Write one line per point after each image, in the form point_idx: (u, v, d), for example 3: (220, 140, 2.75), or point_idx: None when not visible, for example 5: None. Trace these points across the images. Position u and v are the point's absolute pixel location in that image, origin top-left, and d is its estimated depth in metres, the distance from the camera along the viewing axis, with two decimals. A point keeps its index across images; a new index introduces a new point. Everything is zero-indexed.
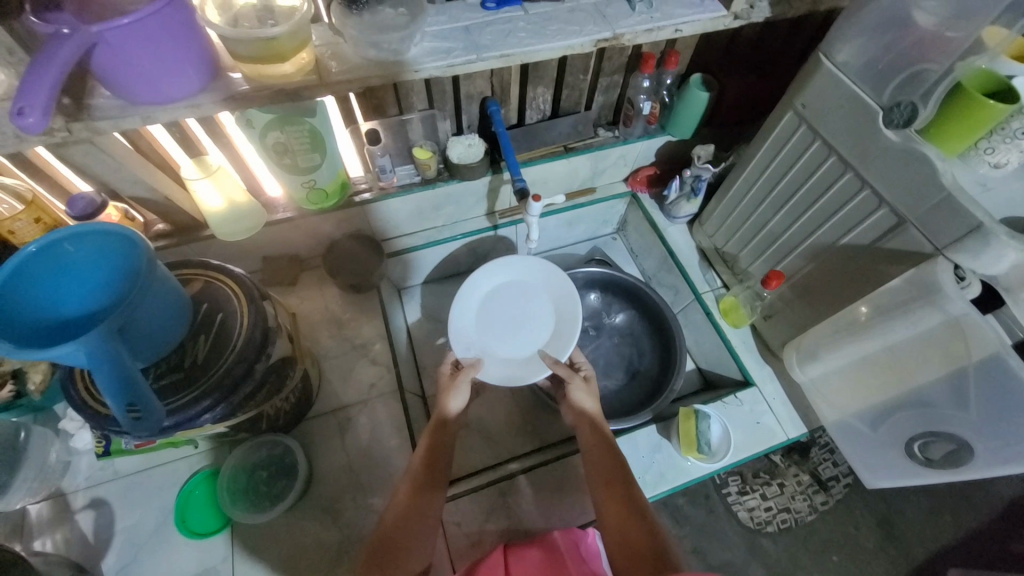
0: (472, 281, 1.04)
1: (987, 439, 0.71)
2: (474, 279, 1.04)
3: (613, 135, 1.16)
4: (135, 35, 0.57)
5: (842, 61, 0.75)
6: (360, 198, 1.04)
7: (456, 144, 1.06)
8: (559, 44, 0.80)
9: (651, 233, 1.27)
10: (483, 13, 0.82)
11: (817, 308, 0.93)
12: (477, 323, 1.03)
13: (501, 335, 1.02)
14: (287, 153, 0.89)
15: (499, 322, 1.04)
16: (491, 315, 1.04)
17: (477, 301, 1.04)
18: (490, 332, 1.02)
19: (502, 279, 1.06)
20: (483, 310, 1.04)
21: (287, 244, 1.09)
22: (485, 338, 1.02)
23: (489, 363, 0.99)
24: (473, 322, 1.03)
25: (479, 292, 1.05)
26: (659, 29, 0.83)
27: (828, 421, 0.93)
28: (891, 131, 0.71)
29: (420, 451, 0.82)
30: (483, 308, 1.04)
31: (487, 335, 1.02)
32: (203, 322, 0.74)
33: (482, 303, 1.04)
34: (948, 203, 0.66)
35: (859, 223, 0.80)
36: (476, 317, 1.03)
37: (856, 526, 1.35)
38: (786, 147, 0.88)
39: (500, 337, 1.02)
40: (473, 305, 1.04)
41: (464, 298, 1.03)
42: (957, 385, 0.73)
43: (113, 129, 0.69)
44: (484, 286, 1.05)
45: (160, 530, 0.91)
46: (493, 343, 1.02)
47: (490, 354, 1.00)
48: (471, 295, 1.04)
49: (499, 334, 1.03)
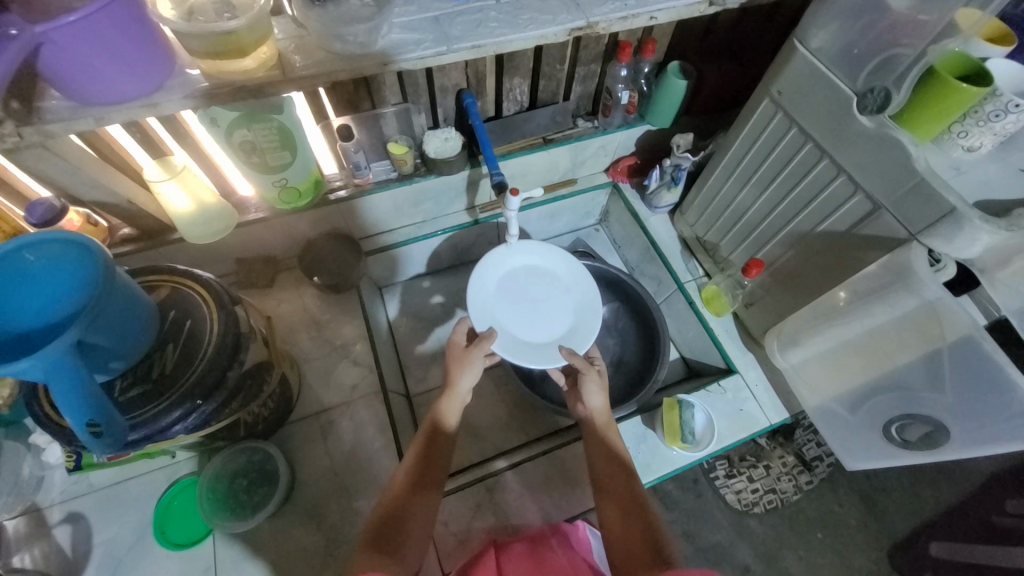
0: (476, 280, 1.00)
1: (962, 420, 0.72)
2: (477, 276, 1.01)
3: (592, 125, 1.15)
4: (81, 32, 0.54)
5: (816, 46, 0.74)
6: (335, 196, 1.02)
7: (432, 138, 1.03)
8: (531, 34, 0.78)
9: (633, 224, 1.26)
10: (453, 3, 0.80)
11: (795, 295, 0.93)
12: (495, 300, 1.02)
13: (515, 318, 1.01)
14: (256, 152, 0.86)
15: (515, 303, 1.03)
16: (508, 295, 1.03)
17: (494, 281, 1.04)
18: (505, 317, 1.01)
19: (501, 272, 1.05)
20: (502, 291, 1.04)
21: (261, 244, 1.06)
22: (500, 316, 1.01)
23: (503, 340, 0.97)
24: (491, 300, 1.01)
25: (496, 273, 1.04)
26: (634, 17, 0.81)
27: (809, 406, 0.93)
28: (865, 117, 0.71)
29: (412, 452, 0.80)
30: (501, 288, 1.04)
31: (503, 315, 1.01)
32: (172, 330, 0.72)
33: (500, 283, 1.04)
34: (921, 188, 0.66)
35: (835, 209, 0.80)
36: (493, 295, 1.02)
37: (840, 504, 1.38)
38: (762, 134, 0.88)
39: (515, 317, 1.02)
40: (492, 284, 1.03)
41: (475, 288, 1.00)
42: (931, 367, 0.74)
43: (65, 132, 0.66)
44: (495, 271, 1.04)
45: (141, 542, 0.89)
46: (507, 323, 1.00)
47: (505, 332, 0.99)
48: (489, 274, 1.03)
49: (514, 315, 1.02)
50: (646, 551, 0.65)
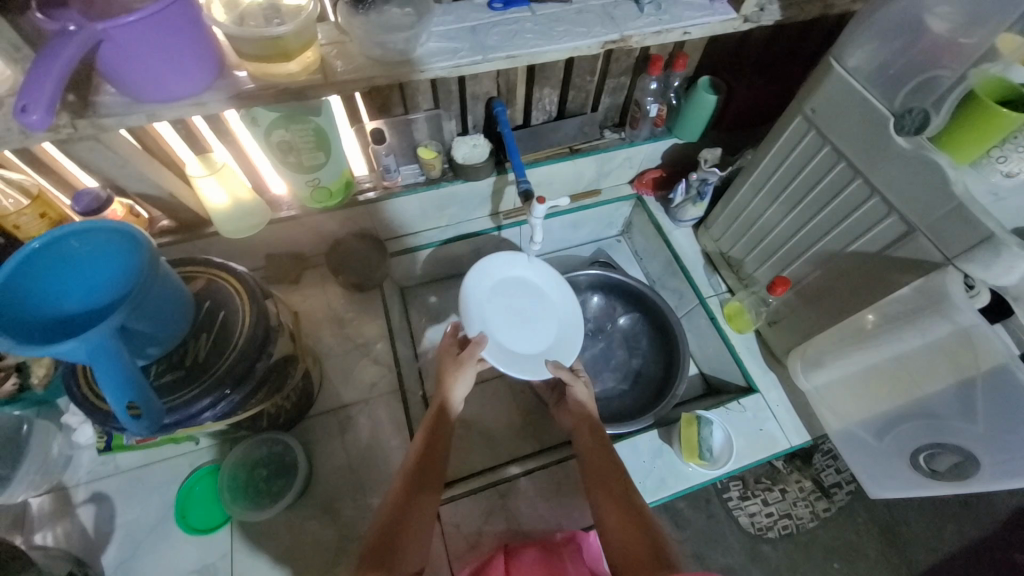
0: (472, 278, 1.01)
1: (993, 452, 0.70)
2: (475, 272, 1.02)
3: (619, 137, 1.15)
4: (142, 33, 0.57)
5: (853, 65, 0.74)
6: (364, 197, 1.04)
7: (461, 144, 1.05)
8: (565, 46, 0.79)
9: (656, 236, 1.26)
10: (489, 13, 0.82)
11: (821, 315, 0.92)
12: (489, 299, 1.03)
13: (506, 326, 1.01)
14: (292, 151, 0.89)
15: (506, 310, 1.03)
16: (501, 301, 1.04)
17: (492, 279, 1.05)
18: (497, 322, 1.01)
19: (499, 277, 1.06)
20: (496, 291, 1.04)
21: (290, 241, 1.09)
22: (490, 321, 1.00)
23: (494, 347, 0.95)
24: (485, 297, 1.02)
25: (496, 274, 1.05)
26: (667, 31, 0.82)
27: (832, 430, 0.91)
28: (903, 138, 0.71)
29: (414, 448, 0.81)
30: (496, 289, 1.05)
31: (494, 317, 1.01)
32: (206, 320, 0.74)
33: (497, 284, 1.05)
34: (960, 212, 0.65)
35: (867, 230, 0.79)
36: (489, 293, 1.03)
37: (858, 534, 1.34)
38: (794, 152, 0.87)
39: (505, 324, 1.01)
40: (489, 282, 1.04)
41: (472, 285, 1.01)
42: (963, 396, 0.72)
43: (118, 126, 0.69)
44: (494, 274, 1.05)
45: (161, 525, 0.91)
46: (498, 330, 1.00)
47: (495, 340, 0.97)
48: (489, 272, 1.04)
49: (504, 322, 1.01)
50: (653, 556, 0.64)
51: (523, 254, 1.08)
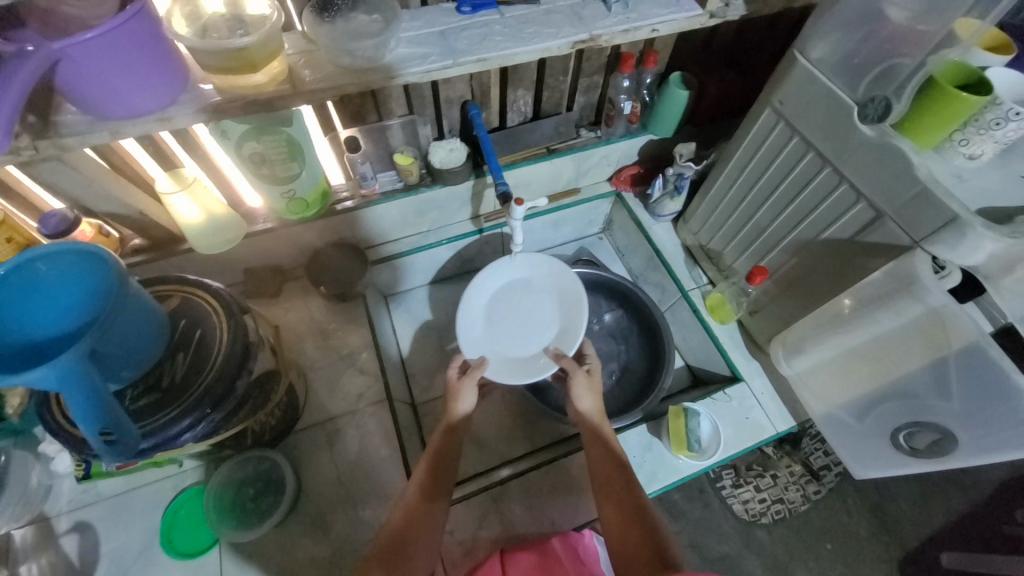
0: (463, 318, 1.03)
1: (970, 427, 0.72)
2: (465, 310, 1.03)
3: (595, 135, 1.16)
4: (99, 50, 0.56)
5: (816, 57, 0.76)
6: (342, 206, 1.03)
7: (438, 149, 1.05)
8: (536, 47, 0.80)
9: (636, 232, 1.27)
10: (459, 17, 0.82)
11: (799, 302, 0.93)
12: (485, 322, 1.04)
13: (506, 335, 1.04)
14: (265, 163, 0.88)
15: (506, 321, 1.05)
16: (498, 316, 1.05)
17: (486, 296, 1.06)
18: (497, 337, 1.03)
19: (488, 295, 1.06)
20: (494, 305, 1.06)
21: (268, 254, 1.07)
22: (490, 336, 1.03)
23: (497, 364, 1.00)
24: (482, 324, 1.04)
25: (483, 294, 1.06)
26: (635, 29, 0.83)
27: (816, 414, 0.93)
28: (866, 126, 0.72)
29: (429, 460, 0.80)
30: (493, 303, 1.06)
31: (494, 336, 1.03)
32: (182, 339, 0.73)
33: (492, 297, 1.06)
34: (924, 196, 0.67)
35: (839, 217, 0.81)
36: (485, 318, 1.05)
37: (848, 514, 1.37)
38: (765, 143, 0.89)
39: (505, 332, 1.04)
40: (484, 300, 1.06)
41: (465, 322, 1.03)
42: (937, 374, 0.74)
43: (82, 145, 0.67)
44: (482, 299, 1.06)
45: (147, 551, 0.89)
46: (499, 343, 1.03)
47: (495, 355, 1.01)
48: (477, 299, 1.05)
49: (504, 333, 1.04)
50: (649, 551, 0.66)
51: (494, 262, 1.06)
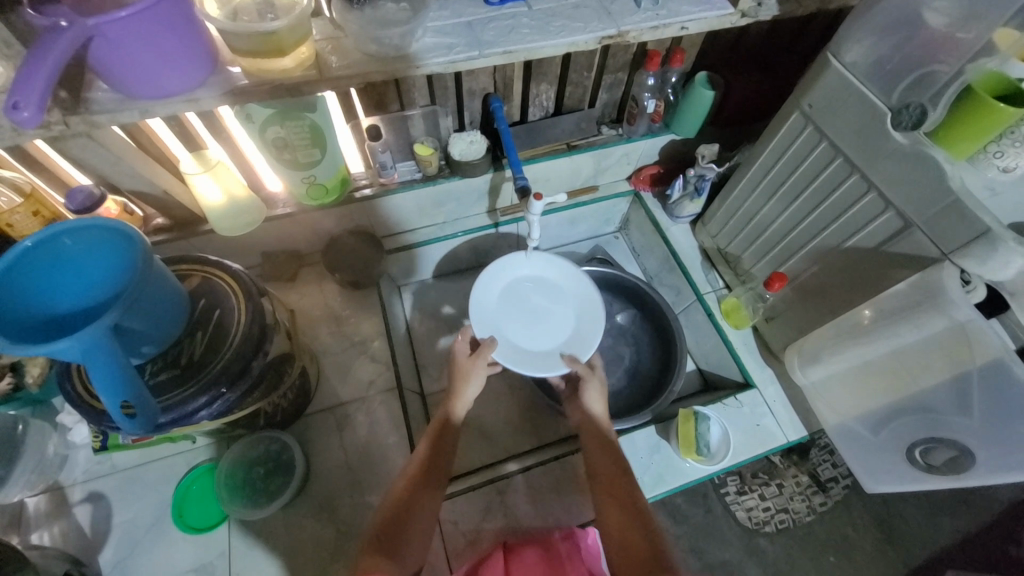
0: (476, 295, 1.02)
1: (989, 446, 0.71)
2: (477, 291, 1.02)
3: (617, 132, 1.15)
4: (133, 29, 0.56)
5: (850, 61, 0.74)
6: (360, 194, 1.04)
7: (458, 141, 1.05)
8: (562, 41, 0.79)
9: (653, 233, 1.26)
10: (486, 8, 0.81)
11: (819, 311, 0.92)
12: (498, 308, 1.03)
13: (518, 327, 1.02)
14: (287, 149, 0.89)
15: (518, 314, 1.03)
16: (511, 306, 1.04)
17: (500, 282, 1.06)
18: (509, 325, 1.02)
19: (501, 284, 1.06)
20: (509, 291, 1.06)
21: (286, 238, 1.08)
22: (501, 322, 1.02)
23: (504, 348, 0.98)
24: (495, 309, 1.03)
25: (496, 282, 1.05)
26: (664, 26, 0.82)
27: (830, 425, 0.91)
28: (899, 134, 0.70)
29: (422, 453, 0.81)
30: (506, 291, 1.06)
31: (506, 323, 1.02)
32: (201, 319, 0.74)
33: (508, 287, 1.06)
34: (956, 208, 0.65)
35: (865, 225, 0.79)
36: (498, 303, 1.04)
37: (854, 528, 1.35)
38: (791, 147, 0.87)
39: (516, 323, 1.02)
40: (499, 285, 1.06)
41: (479, 301, 1.02)
42: (959, 390, 0.73)
43: (111, 123, 0.68)
44: (496, 285, 1.05)
45: (158, 524, 0.91)
46: (510, 331, 1.01)
47: (506, 340, 1.00)
48: (491, 284, 1.05)
49: (516, 325, 1.02)
50: (649, 551, 0.66)
51: (513, 253, 1.06)
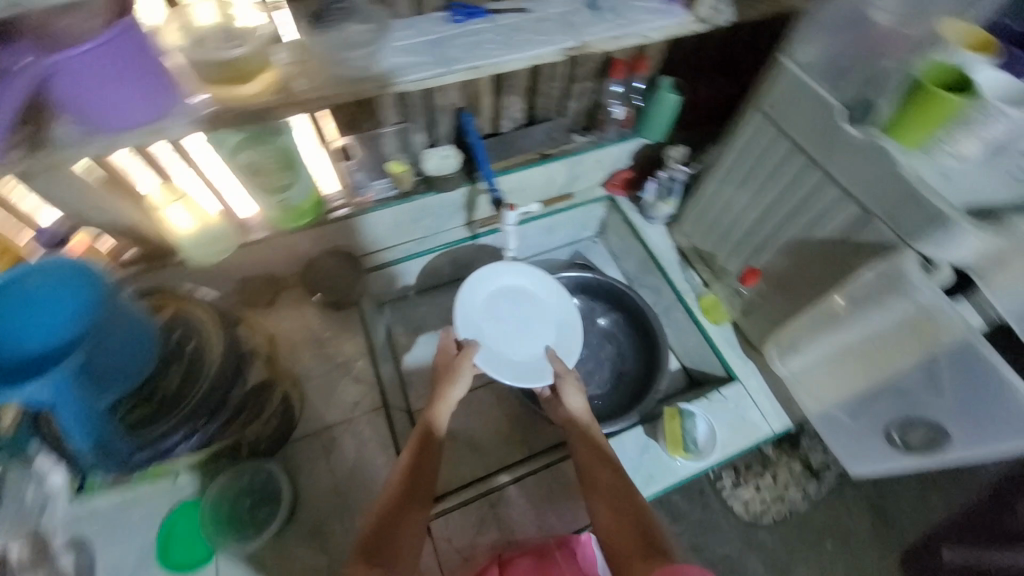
0: (463, 303, 1.00)
1: (961, 421, 0.74)
2: (463, 299, 1.00)
3: (588, 139, 1.16)
4: (91, 63, 0.56)
5: (804, 60, 0.77)
6: (335, 215, 1.02)
7: (431, 156, 1.06)
8: (527, 55, 0.81)
9: (630, 235, 1.28)
10: (450, 26, 0.82)
11: (792, 302, 0.94)
12: (483, 318, 1.03)
13: (504, 336, 1.03)
14: (259, 174, 0.93)
15: (503, 324, 1.04)
16: (495, 316, 1.04)
17: (482, 292, 1.05)
18: (495, 335, 1.02)
19: (484, 294, 1.05)
20: (491, 301, 1.06)
21: (262, 264, 1.05)
22: (488, 330, 1.02)
23: (492, 358, 0.97)
24: (480, 319, 1.02)
25: (479, 291, 1.04)
26: (625, 36, 0.84)
27: (810, 413, 0.93)
28: (852, 128, 0.73)
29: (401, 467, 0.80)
30: (491, 301, 1.06)
31: (491, 333, 1.02)
32: (176, 353, 0.75)
33: (489, 295, 1.06)
34: (912, 197, 0.68)
35: (828, 217, 0.81)
36: (483, 313, 1.03)
37: (848, 513, 1.37)
38: (754, 145, 0.90)
39: (501, 334, 1.03)
40: (482, 294, 1.05)
41: (464, 309, 1.00)
42: (929, 372, 0.75)
43: (73, 159, 0.67)
44: (479, 294, 1.04)
45: (143, 564, 0.89)
46: (496, 342, 1.01)
47: (494, 351, 0.99)
48: (474, 293, 1.03)
49: (502, 335, 1.03)
50: (640, 541, 0.68)
51: (494, 262, 1.06)
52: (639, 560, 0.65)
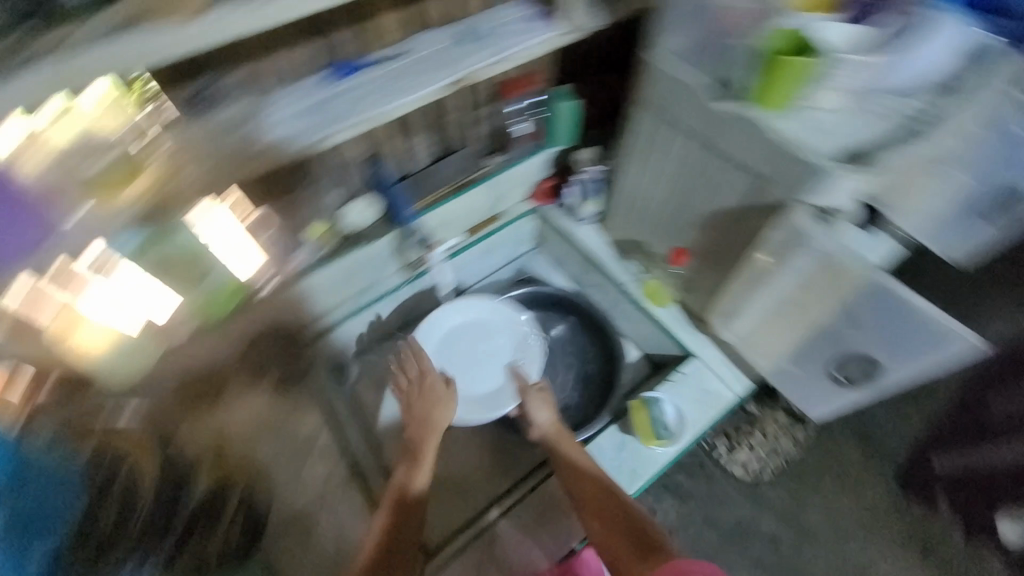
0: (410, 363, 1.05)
1: (886, 351, 0.80)
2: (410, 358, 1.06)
3: (502, 159, 1.17)
4: None
5: (675, 49, 0.82)
6: (259, 295, 0.97)
7: (350, 210, 1.04)
8: (409, 99, 0.81)
9: (565, 240, 1.30)
10: (328, 86, 0.82)
11: (721, 272, 0.97)
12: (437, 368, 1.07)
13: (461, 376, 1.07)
14: (173, 269, 0.83)
15: (457, 365, 1.08)
16: (448, 360, 1.08)
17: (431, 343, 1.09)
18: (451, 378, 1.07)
19: (433, 344, 1.09)
20: (442, 347, 1.09)
21: (200, 363, 0.98)
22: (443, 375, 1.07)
23: None
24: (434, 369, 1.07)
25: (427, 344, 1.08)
26: (502, 61, 0.86)
27: (766, 371, 0.99)
28: (727, 104, 0.78)
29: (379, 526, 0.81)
30: (442, 347, 1.09)
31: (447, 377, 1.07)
32: (101, 490, 0.86)
33: (440, 342, 1.09)
34: (791, 155, 0.73)
35: (728, 189, 0.86)
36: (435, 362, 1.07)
37: (839, 447, 1.41)
38: (648, 135, 0.93)
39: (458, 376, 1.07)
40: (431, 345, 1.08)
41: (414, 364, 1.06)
42: (848, 312, 0.80)
43: None
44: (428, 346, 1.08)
45: None
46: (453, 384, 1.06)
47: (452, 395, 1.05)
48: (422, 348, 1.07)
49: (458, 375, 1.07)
50: (636, 544, 0.69)
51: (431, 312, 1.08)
52: (636, 564, 0.66)
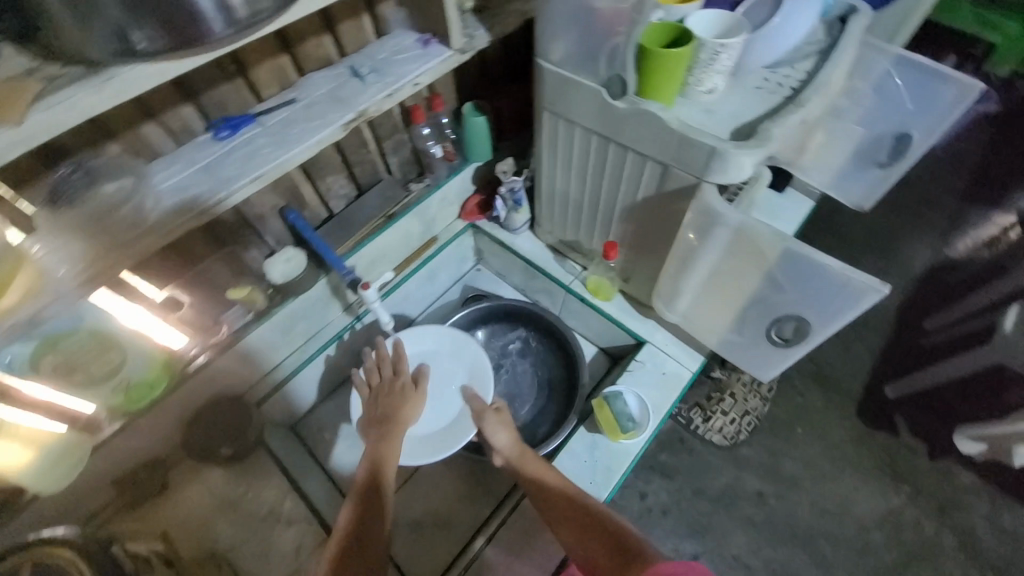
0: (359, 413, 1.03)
1: (809, 308, 0.84)
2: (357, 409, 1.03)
3: (425, 184, 1.15)
4: None
5: (556, 58, 0.84)
6: (195, 365, 0.92)
7: (275, 264, 1.00)
8: (305, 144, 0.78)
9: (505, 251, 1.29)
10: (220, 144, 0.78)
11: (653, 257, 1.01)
12: None
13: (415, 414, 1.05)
14: (76, 370, 0.82)
15: None
16: None
17: None
18: None
19: None
20: None
21: (137, 451, 0.95)
22: None
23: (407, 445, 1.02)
24: None
25: None
26: (397, 90, 0.85)
27: (713, 343, 1.03)
28: (620, 102, 0.80)
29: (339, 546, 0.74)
30: None
31: None
32: None
33: None
34: (686, 139, 0.75)
35: (640, 180, 0.89)
36: None
37: (805, 398, 1.45)
38: (557, 139, 0.95)
39: None
40: None
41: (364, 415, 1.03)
42: (770, 276, 0.84)
43: None
44: None
45: None
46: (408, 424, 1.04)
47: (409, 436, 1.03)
48: None
49: None
50: (614, 548, 0.68)
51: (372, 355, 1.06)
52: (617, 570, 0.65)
